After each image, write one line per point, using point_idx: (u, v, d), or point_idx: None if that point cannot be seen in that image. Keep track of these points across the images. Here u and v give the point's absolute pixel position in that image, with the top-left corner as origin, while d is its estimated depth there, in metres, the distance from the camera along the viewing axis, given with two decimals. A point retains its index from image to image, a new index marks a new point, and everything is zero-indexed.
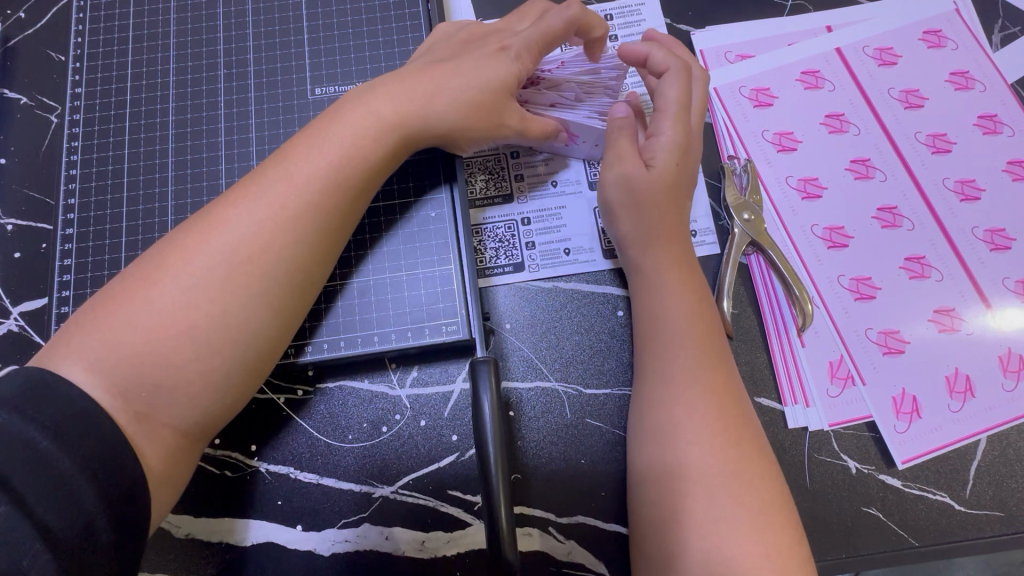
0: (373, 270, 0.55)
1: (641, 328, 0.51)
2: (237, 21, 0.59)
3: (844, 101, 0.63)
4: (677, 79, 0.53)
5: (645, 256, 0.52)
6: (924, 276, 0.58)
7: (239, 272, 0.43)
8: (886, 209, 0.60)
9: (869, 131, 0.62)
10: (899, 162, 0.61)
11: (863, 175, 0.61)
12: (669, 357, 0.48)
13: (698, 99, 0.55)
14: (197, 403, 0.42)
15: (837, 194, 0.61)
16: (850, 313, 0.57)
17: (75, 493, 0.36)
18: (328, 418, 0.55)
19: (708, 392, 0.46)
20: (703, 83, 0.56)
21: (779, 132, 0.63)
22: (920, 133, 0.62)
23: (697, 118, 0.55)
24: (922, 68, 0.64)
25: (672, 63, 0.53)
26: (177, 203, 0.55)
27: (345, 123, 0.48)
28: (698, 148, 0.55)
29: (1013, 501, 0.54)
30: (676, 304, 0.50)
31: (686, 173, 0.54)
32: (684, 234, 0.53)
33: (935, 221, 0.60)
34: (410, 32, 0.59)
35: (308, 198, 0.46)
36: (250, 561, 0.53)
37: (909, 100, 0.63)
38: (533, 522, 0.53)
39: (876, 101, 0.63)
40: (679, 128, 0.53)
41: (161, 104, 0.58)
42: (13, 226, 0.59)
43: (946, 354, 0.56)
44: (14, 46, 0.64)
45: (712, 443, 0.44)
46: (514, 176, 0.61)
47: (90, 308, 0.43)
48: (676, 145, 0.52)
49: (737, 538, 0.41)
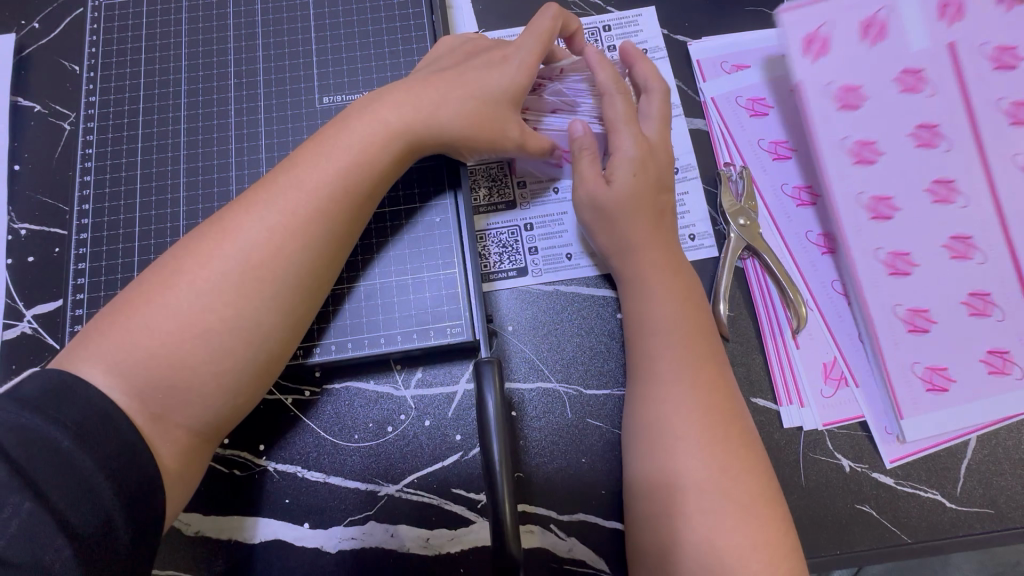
0: (379, 273, 0.56)
1: (632, 331, 0.52)
2: (247, 32, 0.61)
3: (927, 56, 0.61)
4: (617, 98, 0.55)
5: (633, 259, 0.53)
6: (965, 257, 0.58)
7: (251, 277, 0.45)
8: (941, 182, 0.59)
9: (945, 94, 0.60)
10: (967, 131, 0.60)
11: (926, 143, 0.60)
12: (659, 358, 0.49)
13: (654, 112, 0.57)
14: (210, 404, 0.44)
15: (894, 161, 0.60)
16: (884, 287, 0.58)
17: (95, 491, 0.37)
18: (334, 418, 0.57)
19: (697, 392, 0.47)
20: (659, 95, 0.58)
21: (848, 87, 0.61)
22: (996, 102, 0.60)
23: (653, 129, 0.57)
24: (1015, 30, 0.61)
25: (609, 82, 0.55)
26: (188, 208, 0.56)
27: (352, 132, 0.50)
28: (665, 157, 0.56)
29: (1003, 499, 0.55)
30: (665, 307, 0.51)
31: (652, 181, 0.54)
32: (672, 240, 0.55)
33: (988, 199, 0.59)
34: (416, 43, 0.61)
35: (316, 205, 0.47)
36: (258, 558, 0.54)
37: (998, 62, 0.61)
38: (535, 519, 0.54)
39: (963, 59, 0.61)
40: (639, 141, 0.54)
41: (172, 112, 0.59)
42: (26, 231, 0.60)
43: (976, 338, 0.57)
44: (28, 56, 0.65)
45: (701, 441, 0.45)
46: (517, 183, 0.63)
47: (107, 312, 0.44)
48: (634, 158, 0.54)
49: (725, 531, 0.42)
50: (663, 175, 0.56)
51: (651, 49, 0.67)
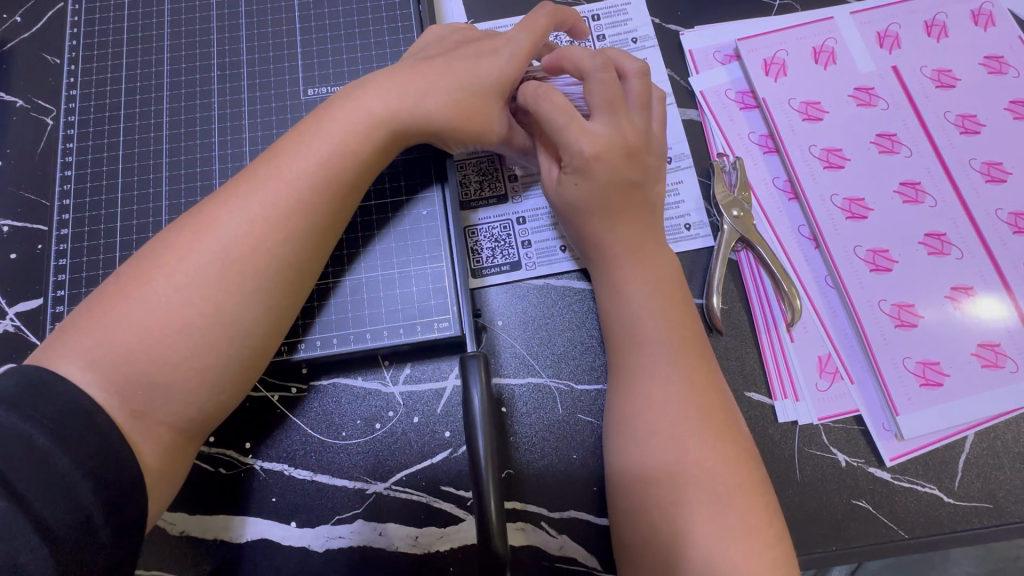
0: (365, 268, 0.55)
1: (609, 323, 0.51)
2: (231, 23, 0.60)
3: (874, 75, 0.63)
4: (545, 104, 0.51)
5: (608, 250, 0.52)
6: (942, 253, 0.58)
7: (232, 270, 0.44)
8: (909, 183, 0.60)
9: (898, 106, 0.62)
10: (926, 138, 0.61)
11: (888, 150, 0.61)
12: (639, 351, 0.48)
13: (598, 99, 0.51)
14: (191, 401, 0.43)
15: (860, 166, 0.61)
16: (863, 283, 0.58)
17: (72, 488, 0.36)
18: (322, 415, 0.56)
19: (677, 384, 0.46)
20: (599, 77, 0.51)
21: (806, 101, 0.63)
22: (949, 112, 0.61)
23: (602, 119, 0.51)
24: (959, 49, 0.63)
25: (534, 95, 0.51)
26: (170, 203, 0.55)
27: (334, 121, 0.49)
28: (621, 147, 0.50)
29: (1001, 493, 0.54)
30: (642, 297, 0.50)
31: (609, 181, 0.50)
32: (655, 228, 0.53)
33: (957, 199, 0.59)
34: (402, 33, 0.60)
35: (297, 195, 0.46)
36: (245, 558, 0.53)
37: (941, 80, 0.62)
38: (526, 517, 0.53)
39: (908, 78, 0.63)
40: (580, 144, 0.50)
41: (155, 105, 0.58)
42: (8, 227, 0.59)
43: (962, 331, 0.56)
44: (10, 50, 0.64)
45: (677, 433, 0.45)
46: (507, 176, 0.62)
47: (85, 307, 0.43)
48: (580, 164, 0.50)
49: (704, 523, 0.42)
50: (622, 172, 0.51)
51: (641, 38, 0.66)
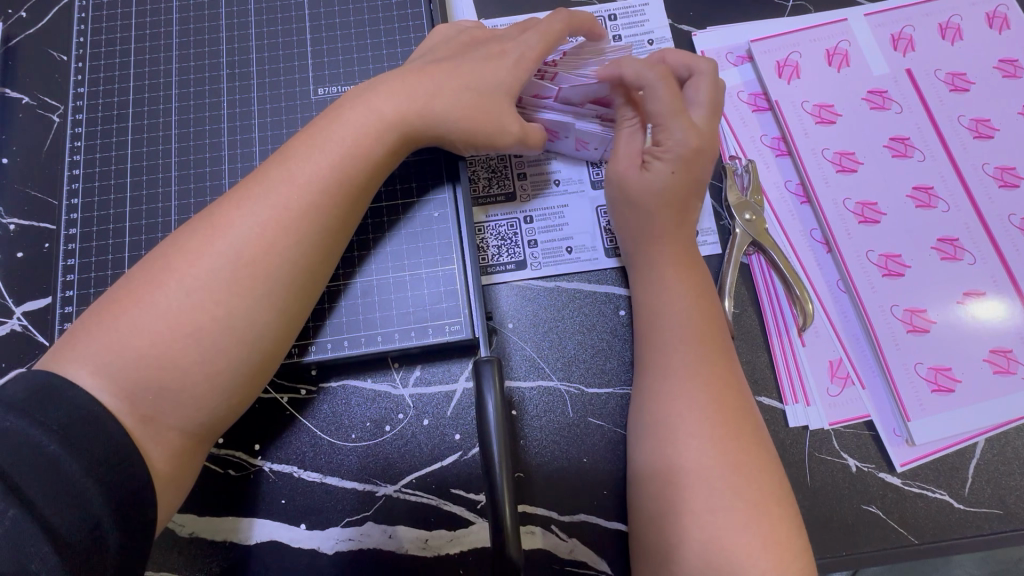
0: (375, 270, 0.55)
1: (645, 324, 0.51)
2: (240, 21, 0.59)
3: (887, 77, 0.63)
4: (660, 90, 0.50)
5: (650, 249, 0.53)
6: (955, 258, 0.58)
7: (243, 274, 0.43)
8: (922, 188, 0.60)
9: (912, 110, 0.62)
10: (938, 141, 0.61)
11: (901, 153, 0.61)
12: (673, 354, 0.48)
13: (706, 96, 0.52)
14: (201, 405, 0.42)
15: (873, 170, 0.60)
16: (875, 288, 0.58)
17: (84, 495, 0.36)
18: (330, 417, 0.55)
19: (707, 385, 0.47)
20: (706, 77, 0.53)
21: (818, 104, 0.62)
22: (962, 116, 0.61)
23: (704, 116, 0.52)
24: (971, 52, 0.63)
25: (648, 74, 0.50)
26: (180, 203, 0.55)
27: (344, 123, 0.48)
28: (714, 147, 0.53)
29: (1011, 499, 0.54)
30: (673, 300, 0.50)
31: (695, 177, 0.52)
32: (690, 233, 0.53)
33: (970, 203, 0.59)
34: (413, 32, 0.59)
35: (309, 198, 0.46)
36: (254, 560, 0.53)
37: (955, 83, 0.62)
38: (535, 521, 0.53)
39: (921, 81, 0.62)
40: (689, 135, 0.51)
41: (163, 104, 0.58)
42: (15, 226, 0.59)
43: (974, 337, 0.56)
44: (15, 46, 0.64)
45: (702, 435, 0.45)
46: (517, 174, 0.62)
47: (96, 310, 0.43)
48: (683, 152, 0.51)
49: (727, 528, 0.42)
50: (705, 172, 0.52)
51: (657, 40, 0.65)
